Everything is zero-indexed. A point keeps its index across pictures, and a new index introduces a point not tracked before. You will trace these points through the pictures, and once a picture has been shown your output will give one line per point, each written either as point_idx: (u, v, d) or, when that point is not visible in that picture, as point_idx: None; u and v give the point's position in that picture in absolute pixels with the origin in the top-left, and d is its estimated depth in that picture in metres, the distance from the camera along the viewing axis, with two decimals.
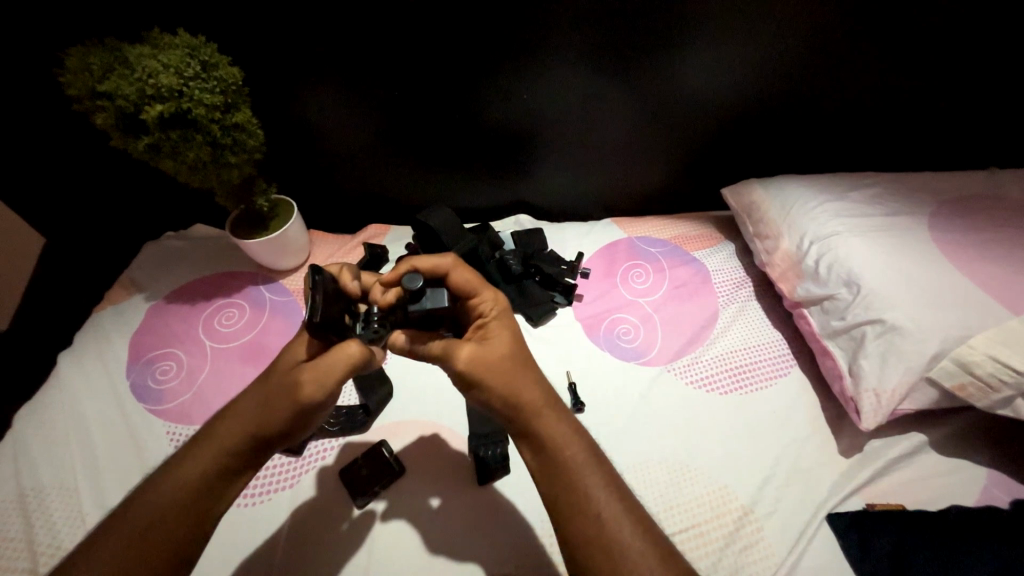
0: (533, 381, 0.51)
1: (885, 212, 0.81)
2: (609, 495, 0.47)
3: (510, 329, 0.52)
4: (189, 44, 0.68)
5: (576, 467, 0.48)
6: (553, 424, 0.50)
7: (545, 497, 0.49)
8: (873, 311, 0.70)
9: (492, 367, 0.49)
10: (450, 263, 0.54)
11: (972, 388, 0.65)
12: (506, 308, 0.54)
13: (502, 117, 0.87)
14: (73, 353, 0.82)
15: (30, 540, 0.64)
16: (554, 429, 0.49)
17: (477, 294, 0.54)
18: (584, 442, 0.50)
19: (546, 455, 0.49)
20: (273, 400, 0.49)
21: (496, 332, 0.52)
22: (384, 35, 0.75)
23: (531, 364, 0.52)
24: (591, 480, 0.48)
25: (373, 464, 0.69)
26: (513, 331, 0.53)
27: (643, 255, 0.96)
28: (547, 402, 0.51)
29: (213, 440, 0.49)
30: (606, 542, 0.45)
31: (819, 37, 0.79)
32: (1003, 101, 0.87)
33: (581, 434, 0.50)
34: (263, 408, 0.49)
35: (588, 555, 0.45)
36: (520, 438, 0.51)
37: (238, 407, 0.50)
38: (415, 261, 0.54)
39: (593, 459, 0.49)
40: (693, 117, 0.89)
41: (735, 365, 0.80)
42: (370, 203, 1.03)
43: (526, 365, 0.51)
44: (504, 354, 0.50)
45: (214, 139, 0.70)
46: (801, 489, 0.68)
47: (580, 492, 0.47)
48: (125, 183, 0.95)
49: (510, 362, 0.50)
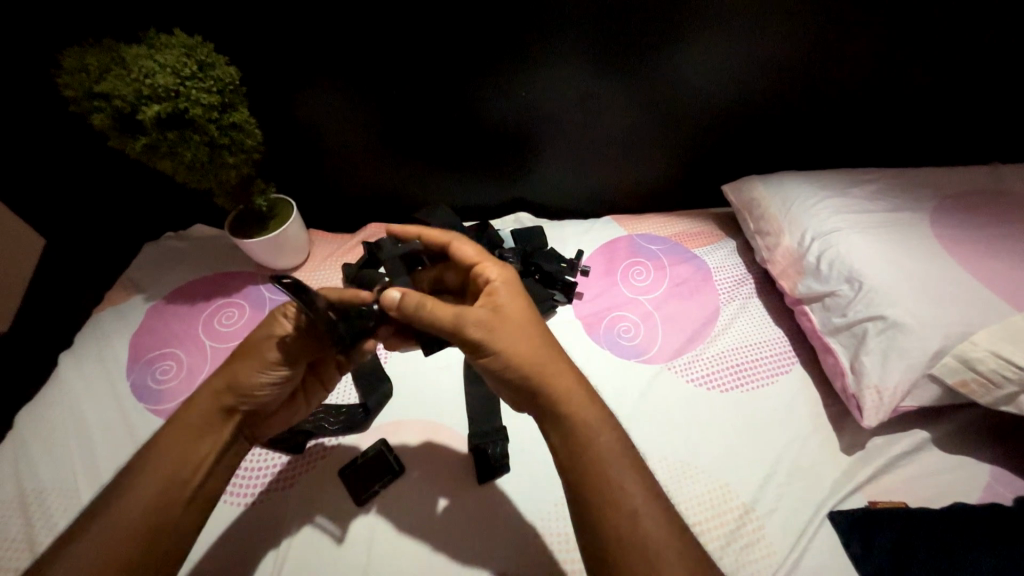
0: (553, 357, 0.51)
1: (886, 207, 0.80)
2: (638, 487, 0.47)
3: (523, 304, 0.54)
4: (186, 44, 0.68)
5: (604, 456, 0.48)
6: (579, 410, 0.50)
7: (573, 484, 0.49)
8: (874, 308, 0.70)
9: (505, 339, 0.50)
10: (456, 236, 0.59)
11: (974, 385, 0.64)
12: (515, 281, 0.55)
13: (501, 115, 0.87)
14: (73, 354, 0.83)
15: (31, 540, 0.64)
16: (581, 416, 0.50)
17: (482, 262, 0.56)
18: (611, 428, 0.50)
19: (575, 444, 0.49)
20: (262, 381, 0.55)
21: (508, 301, 0.53)
22: (381, 34, 0.75)
23: (552, 342, 0.53)
24: (620, 471, 0.48)
25: (372, 462, 0.69)
26: (528, 307, 0.54)
27: (643, 253, 0.95)
28: (575, 388, 0.51)
29: (205, 421, 0.54)
30: (632, 533, 0.45)
31: (819, 33, 0.78)
32: (1005, 95, 0.86)
33: (608, 421, 0.50)
34: (250, 388, 0.55)
35: (618, 553, 0.45)
36: (545, 418, 0.51)
37: (232, 379, 0.55)
38: (422, 231, 0.60)
39: (619, 450, 0.49)
40: (693, 114, 0.89)
41: (736, 363, 0.80)
42: (369, 202, 1.02)
43: (548, 344, 0.52)
44: (521, 327, 0.51)
45: (212, 139, 0.70)
46: (802, 486, 0.68)
47: (607, 482, 0.47)
48: (124, 184, 0.96)
49: (530, 339, 0.51)
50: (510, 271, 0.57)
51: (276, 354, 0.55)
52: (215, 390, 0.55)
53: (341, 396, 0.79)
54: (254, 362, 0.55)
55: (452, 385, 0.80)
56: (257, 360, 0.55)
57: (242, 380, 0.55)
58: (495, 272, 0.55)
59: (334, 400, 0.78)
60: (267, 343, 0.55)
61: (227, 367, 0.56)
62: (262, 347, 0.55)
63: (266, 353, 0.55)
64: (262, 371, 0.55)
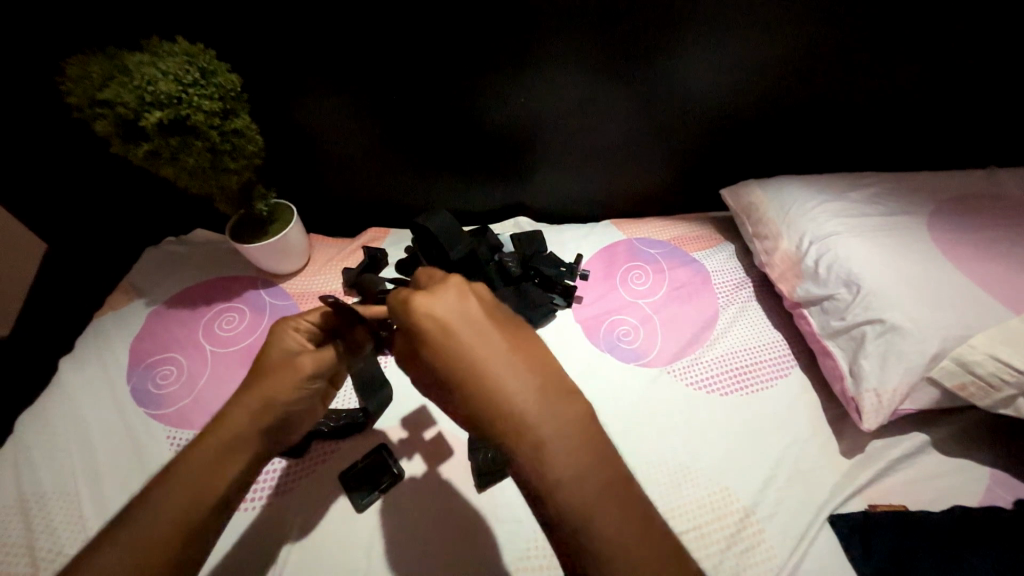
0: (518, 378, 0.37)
1: (884, 211, 0.81)
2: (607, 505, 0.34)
3: (461, 345, 0.39)
4: (187, 51, 0.68)
5: (588, 503, 0.34)
6: (550, 443, 0.35)
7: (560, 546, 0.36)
8: (873, 311, 0.70)
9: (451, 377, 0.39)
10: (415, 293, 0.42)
11: (973, 388, 0.65)
12: (461, 296, 0.42)
13: (499, 120, 0.88)
14: (75, 359, 0.83)
15: (30, 544, 0.64)
16: (545, 445, 0.35)
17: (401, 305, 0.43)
18: (588, 440, 0.36)
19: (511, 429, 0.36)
20: (301, 391, 0.54)
21: (446, 333, 0.40)
22: (381, 42, 0.76)
23: (513, 341, 0.39)
24: (617, 521, 0.33)
25: (374, 465, 0.70)
26: (466, 358, 0.39)
27: (642, 256, 0.96)
28: (534, 408, 0.36)
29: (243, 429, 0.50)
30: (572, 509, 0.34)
31: (813, 40, 0.79)
32: (1000, 99, 0.87)
33: (541, 391, 0.37)
34: (287, 399, 0.52)
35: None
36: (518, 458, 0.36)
37: (268, 394, 0.51)
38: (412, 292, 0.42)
39: (567, 430, 0.36)
40: (690, 119, 0.90)
41: (735, 366, 0.80)
42: (369, 207, 1.03)
43: (482, 353, 0.39)
44: (455, 367, 0.39)
45: (213, 145, 0.71)
46: (803, 489, 0.68)
47: (599, 541, 0.33)
48: (126, 190, 0.96)
49: (466, 373, 0.38)
50: (426, 307, 0.41)
51: (311, 366, 0.55)
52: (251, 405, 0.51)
53: (342, 402, 0.79)
54: (291, 373, 0.53)
55: None
56: (292, 373, 0.53)
57: (281, 394, 0.52)
58: (420, 301, 0.41)
59: (336, 405, 0.78)
60: (301, 357, 0.55)
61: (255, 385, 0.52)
62: (297, 362, 0.54)
63: (302, 365, 0.54)
64: (303, 382, 0.54)
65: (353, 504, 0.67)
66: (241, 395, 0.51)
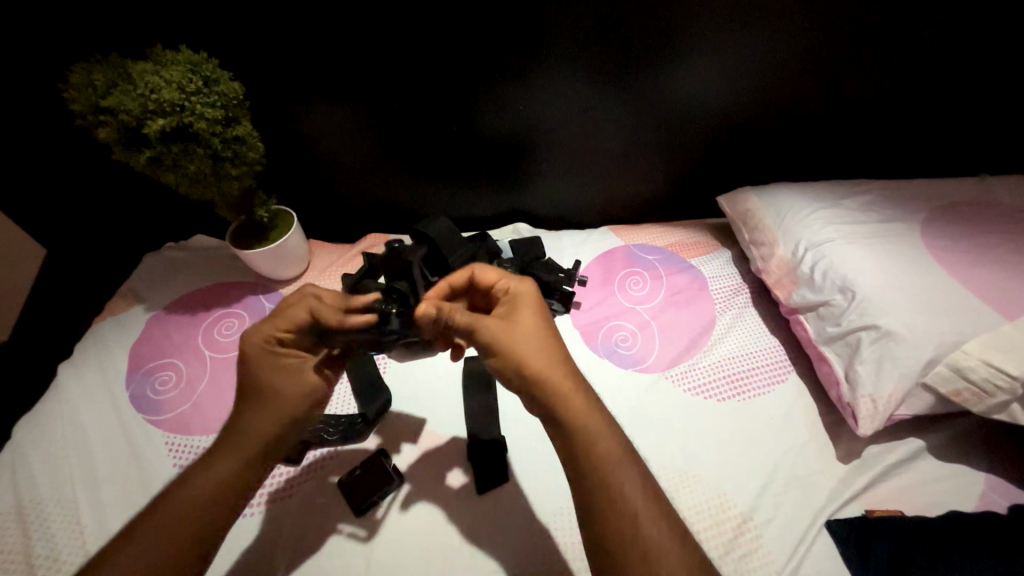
0: (568, 371, 0.51)
1: (878, 218, 0.82)
2: (632, 476, 0.47)
3: (534, 321, 0.53)
4: (190, 60, 0.69)
5: (615, 466, 0.47)
6: (592, 420, 0.49)
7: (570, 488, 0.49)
8: (867, 317, 0.71)
9: (520, 340, 0.51)
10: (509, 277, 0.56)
11: (967, 394, 0.65)
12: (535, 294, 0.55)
13: (499, 127, 0.88)
14: (73, 364, 0.83)
15: (27, 551, 0.64)
16: (589, 421, 0.49)
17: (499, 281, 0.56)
18: (617, 432, 0.49)
19: (563, 412, 0.49)
20: (310, 404, 0.54)
21: (528, 313, 0.53)
22: (382, 50, 0.77)
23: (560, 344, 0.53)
24: (637, 486, 0.47)
25: (372, 471, 0.69)
26: (538, 331, 0.52)
27: (640, 262, 0.96)
28: (578, 393, 0.50)
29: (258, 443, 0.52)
30: (605, 475, 0.47)
31: (807, 50, 0.80)
32: (993, 108, 0.88)
33: (587, 392, 0.51)
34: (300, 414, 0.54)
35: (610, 523, 0.45)
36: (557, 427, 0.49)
37: (285, 413, 0.53)
38: (498, 275, 0.56)
39: (605, 423, 0.49)
40: (687, 127, 0.91)
41: (733, 372, 0.81)
42: (368, 213, 1.04)
43: (549, 338, 0.52)
44: (528, 328, 0.52)
45: (215, 152, 0.71)
46: (800, 494, 0.68)
47: (625, 499, 0.46)
48: (126, 197, 0.97)
49: (535, 344, 0.51)
50: (519, 288, 0.55)
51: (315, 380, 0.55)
52: (264, 423, 0.52)
53: (340, 407, 0.79)
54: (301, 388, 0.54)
55: (451, 394, 0.80)
56: (298, 390, 0.53)
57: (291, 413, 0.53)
58: (519, 285, 0.55)
59: (334, 411, 0.78)
60: (306, 367, 0.54)
61: (262, 402, 0.53)
62: (302, 377, 0.54)
63: (309, 380, 0.54)
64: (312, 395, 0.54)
65: (363, 531, 0.66)
66: (254, 411, 0.52)
